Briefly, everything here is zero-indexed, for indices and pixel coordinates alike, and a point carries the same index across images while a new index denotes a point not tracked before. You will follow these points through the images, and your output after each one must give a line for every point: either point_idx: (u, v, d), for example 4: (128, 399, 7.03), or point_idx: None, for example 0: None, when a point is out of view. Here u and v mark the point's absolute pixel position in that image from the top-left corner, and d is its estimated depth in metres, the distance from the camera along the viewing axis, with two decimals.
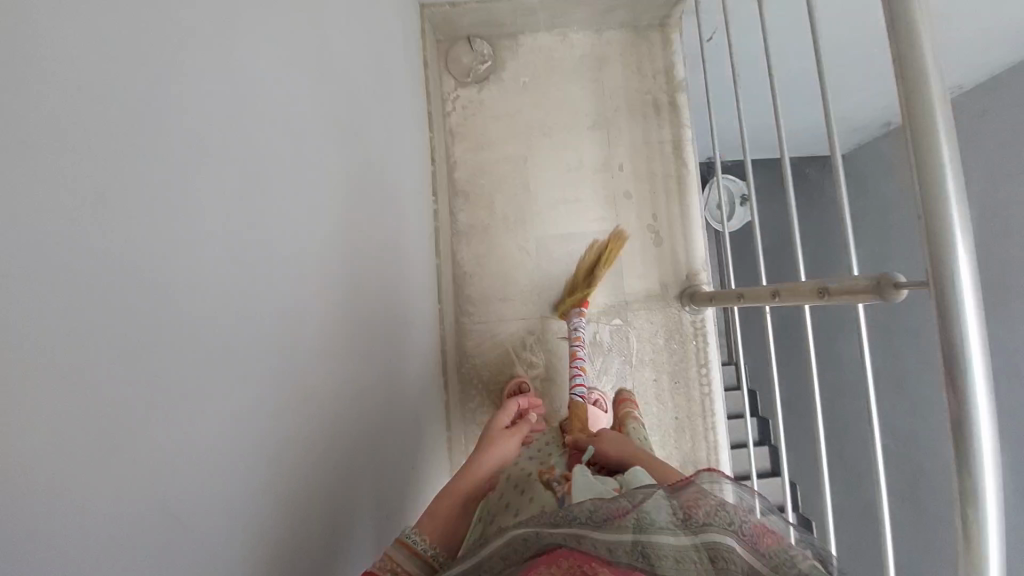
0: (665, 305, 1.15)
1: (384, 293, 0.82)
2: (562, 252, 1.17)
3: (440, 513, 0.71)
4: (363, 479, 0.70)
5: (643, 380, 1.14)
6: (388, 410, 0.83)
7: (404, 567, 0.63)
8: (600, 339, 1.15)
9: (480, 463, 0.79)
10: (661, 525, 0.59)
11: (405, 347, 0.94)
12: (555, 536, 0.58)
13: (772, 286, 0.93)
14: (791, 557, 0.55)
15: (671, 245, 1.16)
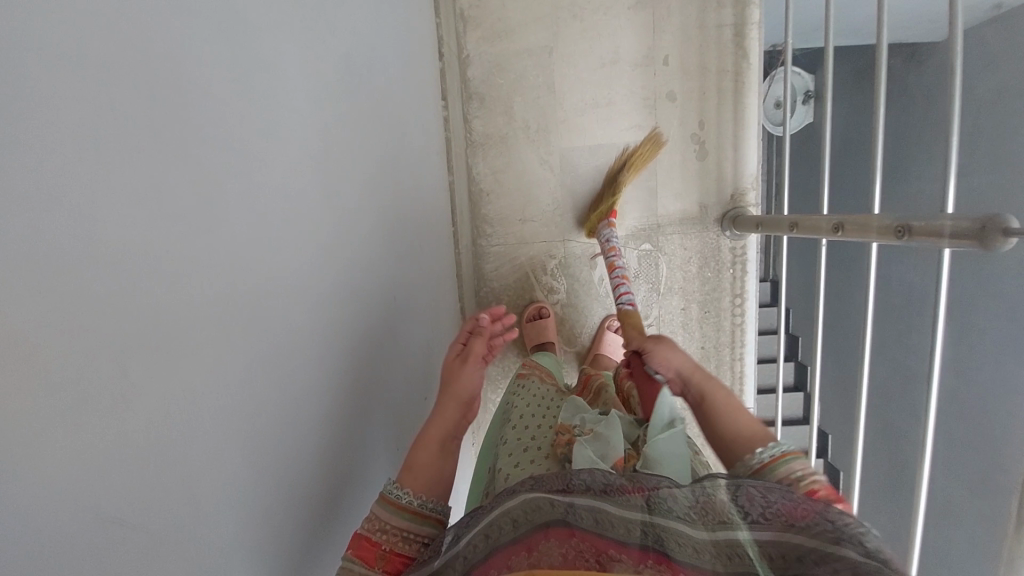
0: (703, 229, 1.03)
1: (381, 247, 0.74)
2: (588, 167, 1.02)
3: (423, 464, 0.66)
4: (371, 444, 0.69)
5: (669, 308, 1.07)
6: (398, 362, 0.79)
7: (393, 524, 0.58)
8: (627, 265, 1.06)
9: (449, 401, 0.72)
10: (681, 512, 0.46)
11: (416, 291, 0.87)
12: (567, 511, 0.47)
13: (835, 218, 0.71)
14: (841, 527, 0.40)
15: (717, 159, 1.00)
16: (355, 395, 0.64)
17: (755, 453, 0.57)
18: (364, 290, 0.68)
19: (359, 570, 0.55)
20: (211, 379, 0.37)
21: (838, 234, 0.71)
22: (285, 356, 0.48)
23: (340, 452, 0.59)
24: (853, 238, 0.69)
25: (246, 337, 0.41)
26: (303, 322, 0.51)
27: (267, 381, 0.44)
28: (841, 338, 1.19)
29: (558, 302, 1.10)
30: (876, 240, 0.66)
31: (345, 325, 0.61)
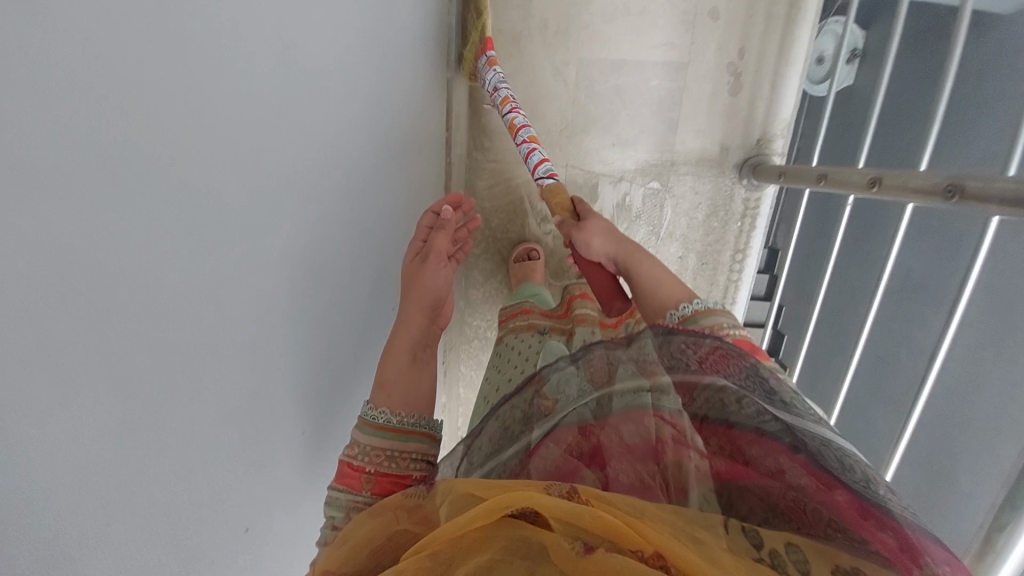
0: (719, 175, 0.94)
1: (350, 147, 0.64)
2: (606, 86, 0.91)
3: (395, 378, 0.68)
4: (323, 364, 0.63)
5: (666, 255, 1.00)
6: (362, 278, 0.73)
7: (372, 445, 0.61)
8: (629, 203, 0.97)
9: (411, 307, 0.74)
10: (578, 389, 0.50)
11: (394, 201, 0.79)
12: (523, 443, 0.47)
13: (874, 171, 0.61)
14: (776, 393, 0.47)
15: (751, 96, 0.89)
16: (308, 308, 0.58)
17: (673, 314, 0.62)
18: (329, 191, 0.60)
19: (345, 497, 0.57)
20: (66, 291, 0.29)
21: (874, 189, 0.61)
22: (206, 262, 0.40)
23: (284, 368, 0.54)
24: (891, 198, 0.59)
25: (135, 241, 0.33)
26: (234, 219, 0.43)
27: (175, 287, 0.37)
28: (842, 312, 1.14)
29: (551, 233, 1.03)
30: (914, 200, 0.56)
31: (298, 229, 0.54)
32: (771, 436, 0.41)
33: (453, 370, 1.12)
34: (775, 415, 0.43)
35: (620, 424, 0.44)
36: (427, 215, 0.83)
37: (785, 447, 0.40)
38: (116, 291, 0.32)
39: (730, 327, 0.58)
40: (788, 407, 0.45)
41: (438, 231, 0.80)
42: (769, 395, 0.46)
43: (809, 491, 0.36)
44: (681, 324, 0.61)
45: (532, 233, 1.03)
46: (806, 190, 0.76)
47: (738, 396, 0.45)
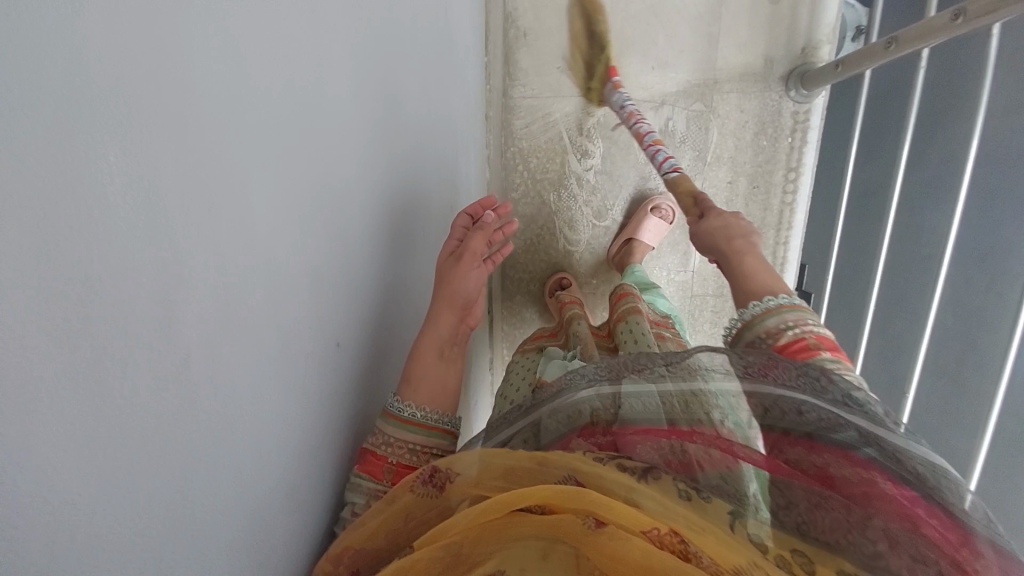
0: (765, 88, 0.91)
1: (405, 53, 0.59)
2: (646, 7, 0.89)
3: (422, 377, 0.65)
4: (376, 284, 0.57)
5: (715, 181, 0.97)
6: (414, 202, 0.67)
7: (397, 436, 0.59)
8: (674, 129, 0.94)
9: (443, 304, 0.70)
10: (583, 377, 0.51)
11: (445, 127, 0.75)
12: (533, 429, 0.47)
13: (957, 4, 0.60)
14: (853, 408, 0.42)
15: (792, 4, 0.87)
16: (370, 201, 0.54)
17: (750, 306, 0.60)
18: (394, 82, 0.56)
19: (367, 486, 0.54)
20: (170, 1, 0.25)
21: (958, 22, 0.60)
22: (288, 73, 0.36)
23: (348, 253, 0.49)
24: (980, 19, 0.57)
25: (212, 14, 0.28)
26: (317, 50, 0.40)
27: (261, 88, 0.34)
28: None
29: (592, 169, 0.97)
30: (1009, 8, 0.54)
31: (366, 106, 0.50)
32: (825, 443, 0.40)
33: (495, 326, 1.07)
34: (840, 422, 0.40)
35: (634, 428, 0.44)
36: (461, 218, 0.77)
37: (841, 454, 0.38)
38: (214, 50, 0.29)
39: (814, 322, 0.57)
40: (855, 415, 0.42)
41: (474, 231, 0.73)
42: (840, 404, 0.42)
43: (867, 492, 0.35)
44: (762, 318, 0.59)
45: (571, 171, 0.97)
46: (871, 67, 0.74)
47: (799, 403, 0.42)
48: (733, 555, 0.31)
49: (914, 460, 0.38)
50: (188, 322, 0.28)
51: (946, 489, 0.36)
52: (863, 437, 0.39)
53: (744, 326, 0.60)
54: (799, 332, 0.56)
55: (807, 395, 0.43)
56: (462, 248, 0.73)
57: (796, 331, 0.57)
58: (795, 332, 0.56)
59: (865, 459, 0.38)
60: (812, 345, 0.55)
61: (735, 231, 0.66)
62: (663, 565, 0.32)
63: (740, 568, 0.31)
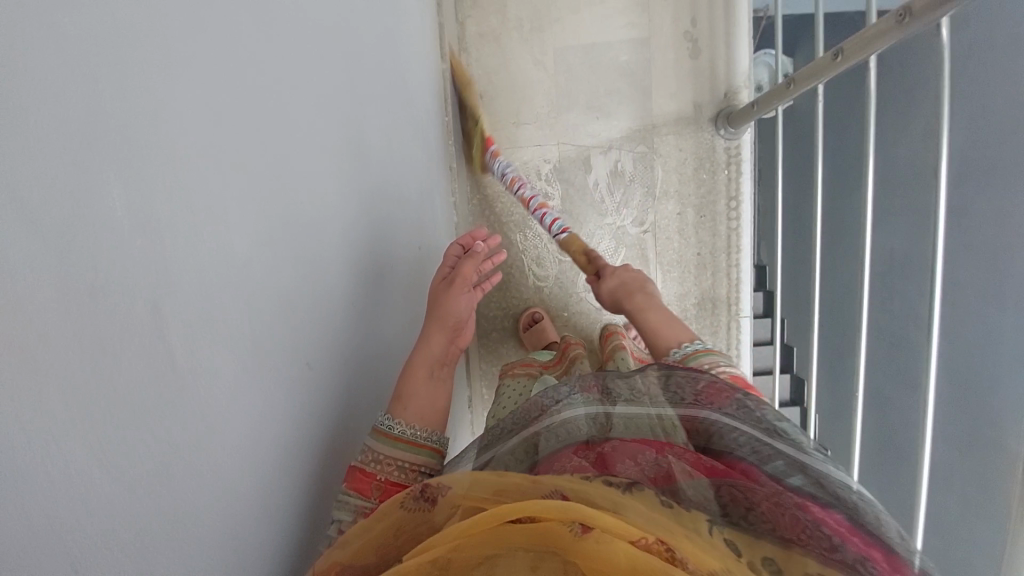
0: (697, 129, 1.04)
1: (369, 113, 0.68)
2: (587, 68, 1.01)
3: (412, 393, 0.70)
4: (351, 314, 0.63)
5: (664, 213, 1.07)
6: (384, 243, 0.74)
7: (386, 454, 0.63)
8: (622, 169, 1.05)
9: (435, 324, 0.76)
10: (574, 401, 0.57)
11: (411, 177, 0.83)
12: (532, 445, 0.52)
13: (835, 46, 0.73)
14: (782, 433, 0.52)
15: (710, 57, 1.01)
16: (342, 238, 0.60)
17: (673, 353, 0.70)
18: (359, 137, 0.65)
19: (355, 502, 0.58)
20: (158, 66, 0.33)
21: (839, 59, 0.73)
22: (259, 124, 0.44)
23: (321, 282, 0.55)
24: (857, 56, 0.70)
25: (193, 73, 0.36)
26: (284, 107, 0.48)
27: (237, 131, 0.41)
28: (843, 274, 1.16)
29: (552, 210, 1.06)
30: (876, 48, 0.67)
31: (334, 155, 0.58)
32: (765, 464, 0.47)
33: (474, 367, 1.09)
34: (775, 448, 0.49)
35: (624, 440, 0.50)
36: (454, 246, 0.84)
37: (780, 476, 0.45)
38: (195, 99, 0.36)
39: (725, 364, 0.66)
40: (785, 441, 0.50)
41: (466, 258, 0.80)
42: (772, 432, 0.52)
43: (800, 500, 0.42)
44: (682, 362, 0.67)
45: (534, 213, 1.05)
46: (780, 104, 0.88)
47: (734, 431, 0.51)
48: (706, 557, 0.36)
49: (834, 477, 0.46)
50: (168, 322, 0.33)
51: (859, 497, 0.44)
52: (795, 466, 0.47)
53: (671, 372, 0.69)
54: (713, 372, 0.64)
55: (742, 424, 0.52)
56: (452, 274, 0.80)
57: (714, 371, 0.65)
58: (713, 371, 0.64)
59: (796, 482, 0.45)
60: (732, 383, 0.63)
61: (632, 286, 0.78)
62: (647, 566, 0.34)
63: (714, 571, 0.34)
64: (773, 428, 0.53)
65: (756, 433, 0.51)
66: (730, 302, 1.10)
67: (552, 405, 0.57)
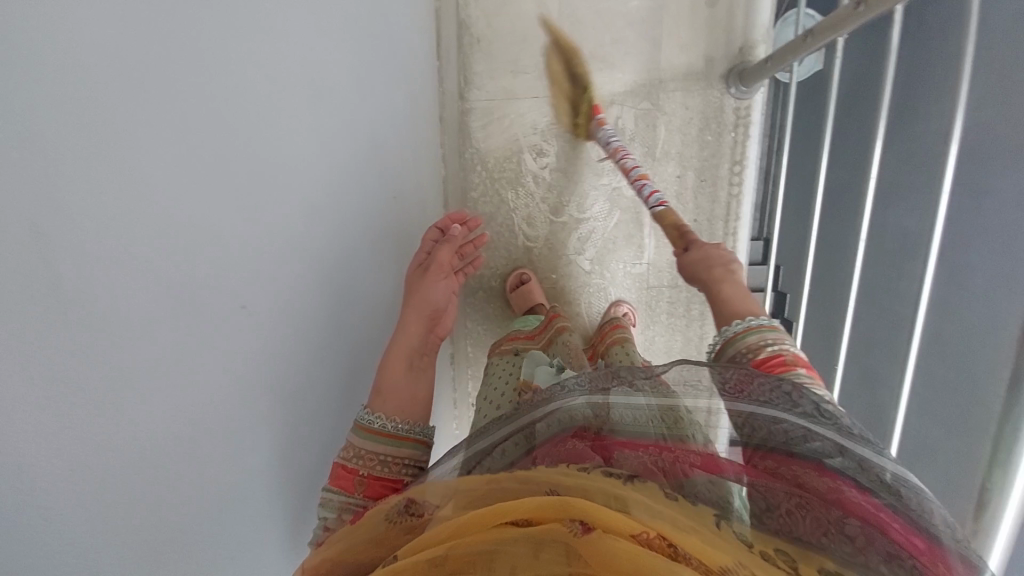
0: (706, 86, 0.97)
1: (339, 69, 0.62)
2: (594, 12, 0.93)
3: (391, 383, 0.70)
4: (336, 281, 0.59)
5: (665, 175, 1.01)
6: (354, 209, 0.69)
7: (367, 448, 0.64)
8: (622, 127, 0.99)
9: (411, 311, 0.76)
10: (576, 393, 0.56)
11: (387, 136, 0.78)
12: (525, 438, 0.53)
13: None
14: (820, 418, 0.49)
15: (729, 7, 0.93)
16: None
17: (734, 324, 0.67)
18: None
19: (337, 499, 0.60)
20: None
21: (860, 10, 0.67)
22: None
23: None
24: (882, 5, 0.64)
25: None
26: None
27: None
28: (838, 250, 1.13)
29: (547, 167, 1.00)
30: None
31: None
32: (797, 456, 0.45)
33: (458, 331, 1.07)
34: (813, 433, 0.46)
35: (617, 438, 0.49)
36: (432, 231, 0.85)
37: (814, 467, 0.43)
38: None
39: (791, 343, 0.63)
40: (824, 425, 0.48)
41: (442, 243, 0.83)
42: (811, 417, 0.49)
43: (831, 492, 0.40)
44: (741, 332, 0.66)
45: (527, 169, 1.00)
46: (796, 58, 0.81)
47: (772, 419, 0.48)
48: (719, 555, 0.33)
49: (877, 464, 0.43)
50: None
51: (906, 486, 0.41)
52: (833, 450, 0.45)
53: (726, 342, 0.67)
54: (777, 348, 0.62)
55: (778, 409, 0.49)
56: (430, 261, 0.81)
57: (773, 348, 0.63)
58: (772, 349, 0.62)
59: (833, 469, 0.43)
60: (789, 362, 0.61)
61: (715, 262, 0.75)
62: (646, 557, 0.33)
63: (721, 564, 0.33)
64: (812, 412, 0.50)
65: (797, 419, 0.48)
66: None
67: (553, 400, 0.57)
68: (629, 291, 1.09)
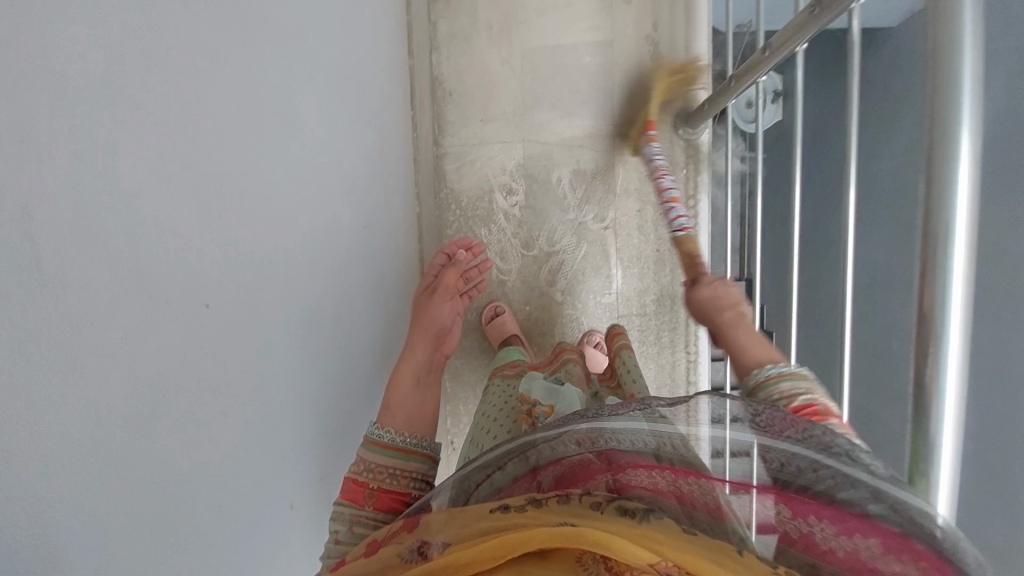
0: (656, 129, 1.08)
1: (313, 141, 0.75)
2: (551, 67, 1.06)
3: (399, 402, 0.77)
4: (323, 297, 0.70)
5: (627, 211, 1.12)
6: (332, 255, 0.79)
7: (377, 462, 0.70)
8: (584, 167, 1.10)
9: (419, 335, 0.85)
10: (581, 414, 0.61)
11: (363, 191, 0.89)
12: (528, 458, 0.58)
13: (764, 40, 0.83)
14: (850, 457, 0.49)
15: (670, 59, 1.05)
16: (279, 260, 0.66)
17: (763, 371, 0.70)
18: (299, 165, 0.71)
19: (348, 511, 0.66)
20: (44, 34, 0.39)
21: (767, 54, 0.83)
22: (179, 111, 0.51)
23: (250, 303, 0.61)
24: (783, 49, 0.79)
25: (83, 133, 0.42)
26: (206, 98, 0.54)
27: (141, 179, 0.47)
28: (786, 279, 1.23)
29: (516, 204, 1.11)
30: (800, 37, 0.76)
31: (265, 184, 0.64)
32: (836, 505, 0.46)
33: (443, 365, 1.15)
34: (847, 480, 0.47)
35: (621, 459, 0.54)
36: (439, 256, 0.97)
37: (851, 521, 0.44)
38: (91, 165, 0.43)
39: (818, 393, 0.65)
40: (862, 468, 0.48)
41: (447, 268, 0.94)
42: (851, 460, 0.49)
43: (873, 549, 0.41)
44: (762, 383, 0.68)
45: (498, 207, 1.11)
46: (726, 103, 0.96)
47: (808, 463, 0.49)
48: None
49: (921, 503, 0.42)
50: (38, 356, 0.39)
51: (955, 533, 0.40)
52: (869, 495, 0.45)
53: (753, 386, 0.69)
54: (810, 398, 0.64)
55: (813, 452, 0.50)
56: (434, 285, 0.92)
57: (807, 396, 0.65)
58: (803, 398, 0.64)
59: (875, 517, 0.43)
60: (821, 411, 0.63)
61: (726, 303, 0.80)
62: None
63: None
64: (849, 454, 0.50)
65: (830, 463, 0.49)
66: None
67: (562, 418, 0.62)
68: (602, 321, 1.15)
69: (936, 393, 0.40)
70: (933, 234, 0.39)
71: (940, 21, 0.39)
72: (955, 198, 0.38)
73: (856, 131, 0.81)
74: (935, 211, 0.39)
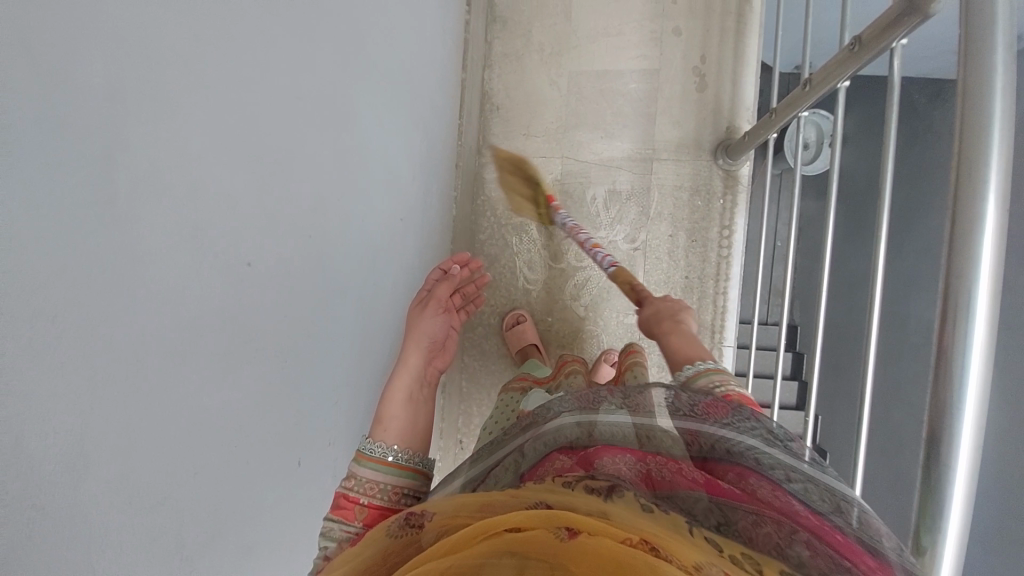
0: (697, 156, 1.11)
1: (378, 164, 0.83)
2: (599, 90, 1.11)
3: (391, 415, 0.78)
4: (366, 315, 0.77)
5: (657, 232, 1.14)
6: (379, 265, 0.87)
7: (367, 477, 0.69)
8: (619, 188, 1.13)
9: (411, 347, 0.87)
10: (559, 412, 0.62)
11: (413, 203, 0.97)
12: (517, 463, 0.56)
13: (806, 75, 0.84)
14: (778, 441, 0.54)
15: (715, 91, 1.08)
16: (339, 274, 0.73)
17: (685, 369, 0.73)
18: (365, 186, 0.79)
19: (337, 528, 0.65)
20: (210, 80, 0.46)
21: (808, 89, 0.84)
22: (280, 137, 0.57)
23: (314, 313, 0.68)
24: (824, 83, 0.80)
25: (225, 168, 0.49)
26: (299, 129, 0.60)
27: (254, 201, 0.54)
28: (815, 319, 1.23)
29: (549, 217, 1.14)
30: (842, 73, 0.76)
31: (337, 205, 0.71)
32: (761, 473, 0.49)
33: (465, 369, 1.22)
34: (772, 457, 0.51)
35: (604, 445, 0.53)
36: (434, 271, 1.00)
37: (769, 483, 0.47)
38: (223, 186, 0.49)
39: (735, 381, 0.68)
40: (785, 452, 0.52)
41: (439, 283, 0.96)
42: (785, 450, 0.53)
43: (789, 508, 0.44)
44: (693, 377, 0.70)
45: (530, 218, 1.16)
46: (766, 136, 0.97)
47: (733, 438, 0.53)
48: (690, 552, 0.37)
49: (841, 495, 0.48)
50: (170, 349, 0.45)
51: (860, 514, 0.45)
52: (793, 474, 0.49)
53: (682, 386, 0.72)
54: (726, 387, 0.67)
55: (743, 432, 0.54)
56: (426, 298, 0.94)
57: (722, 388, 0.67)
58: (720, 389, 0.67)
59: (791, 491, 0.47)
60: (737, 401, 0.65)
61: (667, 313, 0.84)
62: (630, 557, 0.35)
63: (698, 564, 0.36)
64: (773, 437, 0.54)
65: (754, 441, 0.53)
66: (713, 328, 1.13)
67: (543, 420, 0.62)
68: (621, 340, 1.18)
69: (941, 470, 0.42)
70: (951, 319, 0.42)
71: (969, 127, 0.42)
72: (977, 289, 0.41)
73: (890, 179, 0.82)
74: (949, 313, 0.42)
